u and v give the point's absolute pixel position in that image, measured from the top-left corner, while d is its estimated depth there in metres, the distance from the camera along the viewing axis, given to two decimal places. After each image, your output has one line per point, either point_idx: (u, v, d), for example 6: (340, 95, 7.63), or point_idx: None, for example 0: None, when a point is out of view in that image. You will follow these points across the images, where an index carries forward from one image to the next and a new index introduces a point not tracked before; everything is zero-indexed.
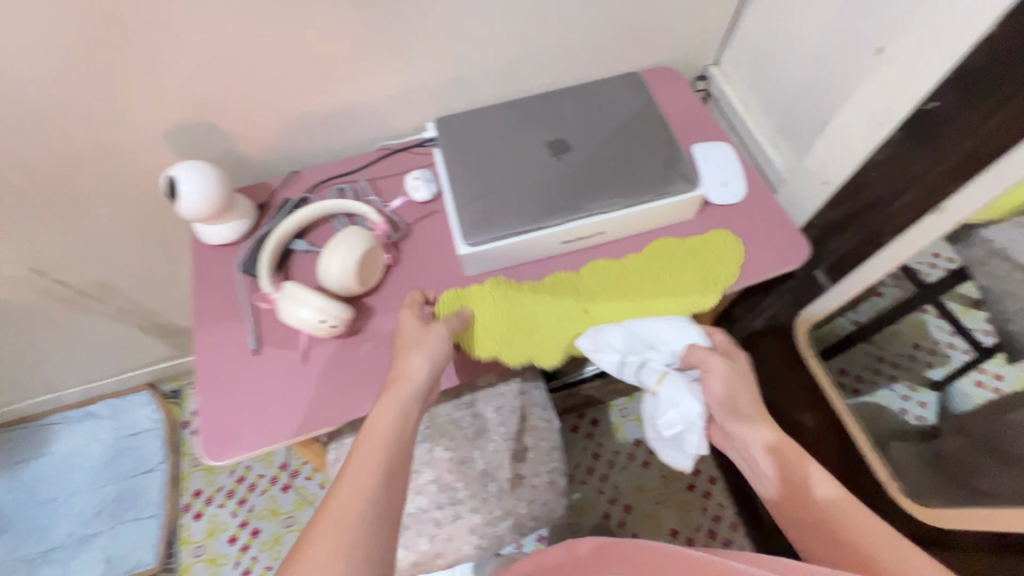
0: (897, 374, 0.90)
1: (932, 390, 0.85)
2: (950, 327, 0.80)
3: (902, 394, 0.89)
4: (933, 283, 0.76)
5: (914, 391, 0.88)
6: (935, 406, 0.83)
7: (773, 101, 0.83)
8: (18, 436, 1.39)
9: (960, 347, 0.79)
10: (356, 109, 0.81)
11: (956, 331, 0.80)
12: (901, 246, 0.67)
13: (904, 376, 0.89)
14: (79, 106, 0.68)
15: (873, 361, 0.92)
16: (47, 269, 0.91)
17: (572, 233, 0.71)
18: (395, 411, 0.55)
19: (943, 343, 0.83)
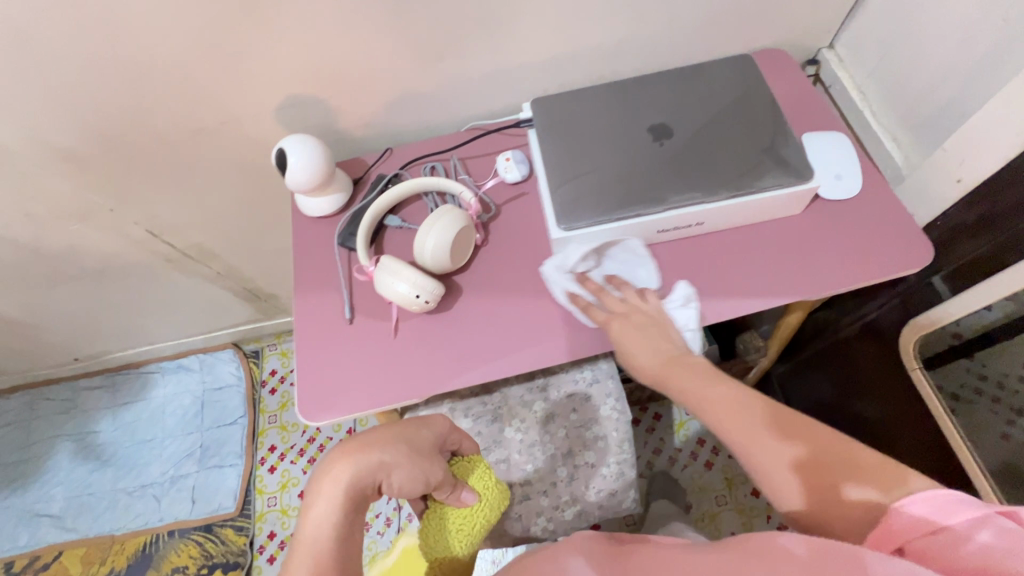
0: (1002, 396, 0.76)
1: None
2: None
3: (1005, 417, 0.77)
4: None
5: (1023, 417, 0.75)
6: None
7: (899, 88, 0.76)
8: (123, 380, 1.54)
9: None
10: (452, 88, 0.81)
11: None
12: None
13: (1009, 400, 0.76)
14: (202, 78, 0.72)
15: (973, 378, 0.79)
16: (160, 231, 0.98)
17: (670, 221, 0.68)
18: (382, 455, 0.50)
19: None
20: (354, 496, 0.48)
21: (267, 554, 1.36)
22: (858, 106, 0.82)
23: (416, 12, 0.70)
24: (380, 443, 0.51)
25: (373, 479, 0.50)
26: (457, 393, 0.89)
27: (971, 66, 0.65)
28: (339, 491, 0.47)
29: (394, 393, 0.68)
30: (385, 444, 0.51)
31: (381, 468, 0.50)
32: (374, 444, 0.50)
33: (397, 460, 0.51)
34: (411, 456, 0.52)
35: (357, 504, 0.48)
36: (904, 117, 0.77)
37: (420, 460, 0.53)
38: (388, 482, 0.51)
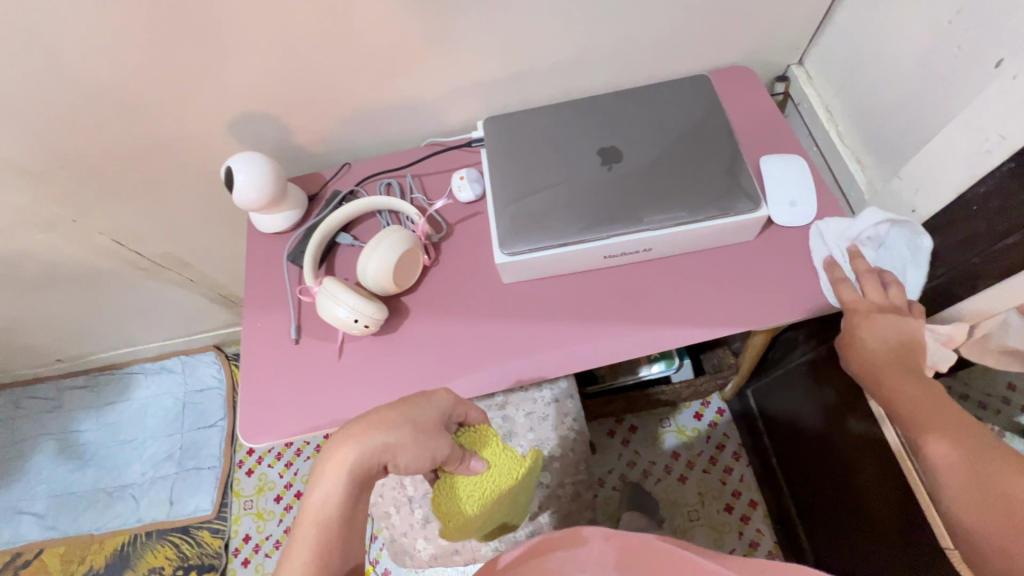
0: None
1: None
2: None
3: None
4: None
5: None
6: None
7: (863, 111, 0.74)
8: (106, 380, 1.56)
9: None
10: (409, 104, 0.81)
11: None
12: (999, 293, 0.56)
13: None
14: (154, 95, 0.72)
15: None
16: (127, 241, 0.99)
17: (616, 247, 0.67)
18: (381, 439, 0.53)
19: None
20: (357, 475, 0.53)
21: (242, 556, 1.37)
22: (824, 126, 0.80)
23: (365, 31, 0.69)
24: (381, 426, 0.54)
25: (377, 460, 0.53)
26: None
27: (927, 93, 0.63)
28: (343, 472, 0.52)
29: (335, 416, 0.67)
30: (386, 428, 0.54)
31: (383, 451, 0.53)
32: (371, 429, 0.53)
33: (399, 443, 0.54)
34: (417, 439, 0.55)
35: (362, 480, 0.53)
36: (868, 140, 0.75)
37: (427, 440, 0.55)
38: (394, 460, 0.54)
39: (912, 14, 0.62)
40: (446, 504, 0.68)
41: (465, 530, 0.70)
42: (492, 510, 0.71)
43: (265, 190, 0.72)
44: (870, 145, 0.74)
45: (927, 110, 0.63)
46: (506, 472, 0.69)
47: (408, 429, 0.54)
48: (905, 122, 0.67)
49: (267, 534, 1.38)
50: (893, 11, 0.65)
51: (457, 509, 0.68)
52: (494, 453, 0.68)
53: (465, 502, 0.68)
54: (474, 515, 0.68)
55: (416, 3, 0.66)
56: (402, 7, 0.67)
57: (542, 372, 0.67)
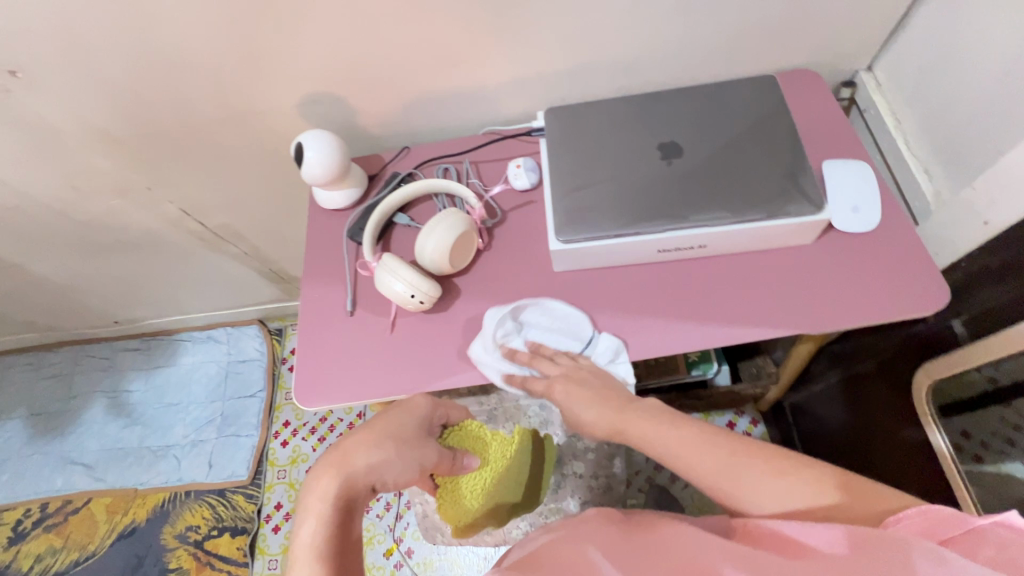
0: None
1: None
2: None
3: None
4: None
5: None
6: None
7: (935, 119, 0.72)
8: (157, 345, 1.64)
9: None
10: (470, 93, 0.83)
11: None
12: None
13: None
14: (234, 72, 0.76)
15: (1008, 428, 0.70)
16: (193, 212, 1.04)
17: (671, 242, 0.67)
18: (373, 454, 0.53)
19: None
20: (344, 501, 0.50)
21: (273, 524, 1.43)
22: (891, 134, 0.79)
23: (435, 18, 0.71)
24: (367, 445, 0.54)
25: (362, 483, 0.52)
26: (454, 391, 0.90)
27: (1009, 103, 0.61)
28: (331, 498, 0.50)
29: (384, 388, 0.70)
30: (373, 445, 0.54)
31: (374, 473, 0.53)
32: (366, 446, 0.53)
33: (386, 460, 0.54)
34: (401, 452, 0.56)
35: (351, 508, 0.51)
36: (938, 150, 0.72)
37: (413, 449, 0.57)
38: (382, 481, 0.54)
39: (997, 20, 0.60)
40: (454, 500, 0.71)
41: (475, 518, 0.76)
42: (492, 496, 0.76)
43: (330, 170, 0.75)
44: (940, 155, 0.72)
45: (1008, 120, 0.61)
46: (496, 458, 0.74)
47: (392, 444, 0.56)
48: (981, 132, 0.65)
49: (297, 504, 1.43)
50: (974, 18, 0.63)
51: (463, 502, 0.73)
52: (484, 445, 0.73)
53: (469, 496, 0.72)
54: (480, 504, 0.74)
55: None
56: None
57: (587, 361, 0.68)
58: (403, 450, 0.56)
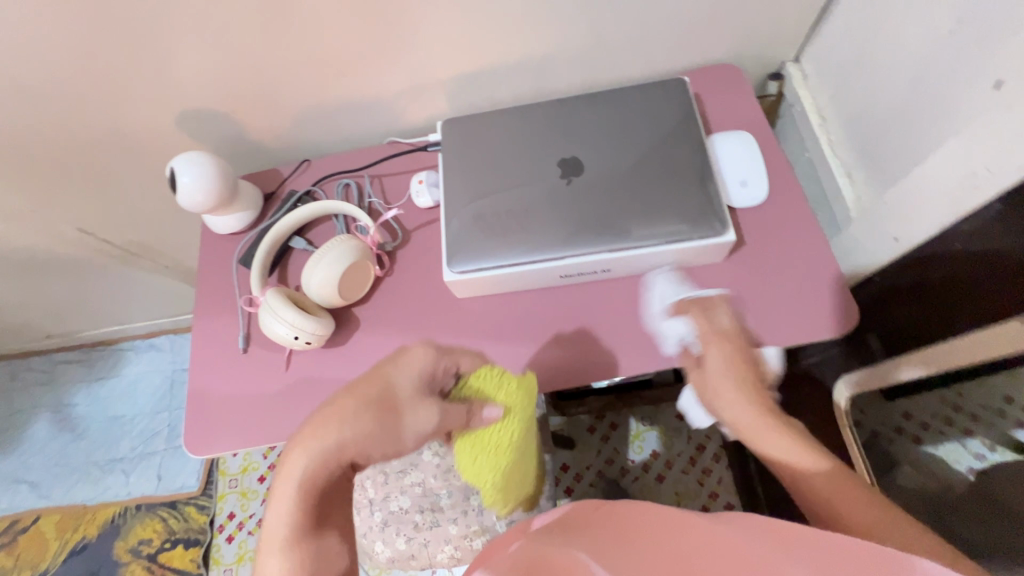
0: (973, 426, 0.60)
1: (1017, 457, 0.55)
2: None
3: (976, 450, 0.62)
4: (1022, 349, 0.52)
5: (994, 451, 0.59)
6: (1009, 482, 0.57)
7: (856, 119, 0.68)
8: (98, 356, 1.58)
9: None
10: (370, 102, 0.76)
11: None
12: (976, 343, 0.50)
13: (981, 430, 0.59)
14: (94, 93, 0.68)
15: (947, 407, 0.62)
16: (94, 230, 0.97)
17: (571, 268, 0.63)
18: (345, 436, 0.46)
19: None
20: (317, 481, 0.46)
21: (226, 533, 1.40)
22: (815, 132, 0.74)
23: (308, 26, 0.64)
24: (339, 417, 0.46)
25: (341, 458, 0.46)
26: None
27: (920, 110, 0.56)
28: (292, 488, 0.45)
29: (277, 432, 0.65)
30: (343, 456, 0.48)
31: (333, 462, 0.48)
32: (330, 451, 0.46)
33: (359, 445, 0.47)
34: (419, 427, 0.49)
35: (324, 487, 0.46)
36: (858, 153, 0.68)
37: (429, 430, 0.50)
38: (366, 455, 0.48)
39: (909, 18, 0.55)
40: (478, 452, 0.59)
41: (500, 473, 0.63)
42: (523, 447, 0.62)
43: (210, 196, 0.69)
44: (860, 159, 0.68)
45: (922, 128, 0.56)
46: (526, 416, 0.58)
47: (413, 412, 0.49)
48: (896, 138, 0.61)
49: (250, 512, 1.40)
50: (886, 15, 0.58)
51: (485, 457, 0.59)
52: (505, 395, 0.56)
53: (495, 452, 0.59)
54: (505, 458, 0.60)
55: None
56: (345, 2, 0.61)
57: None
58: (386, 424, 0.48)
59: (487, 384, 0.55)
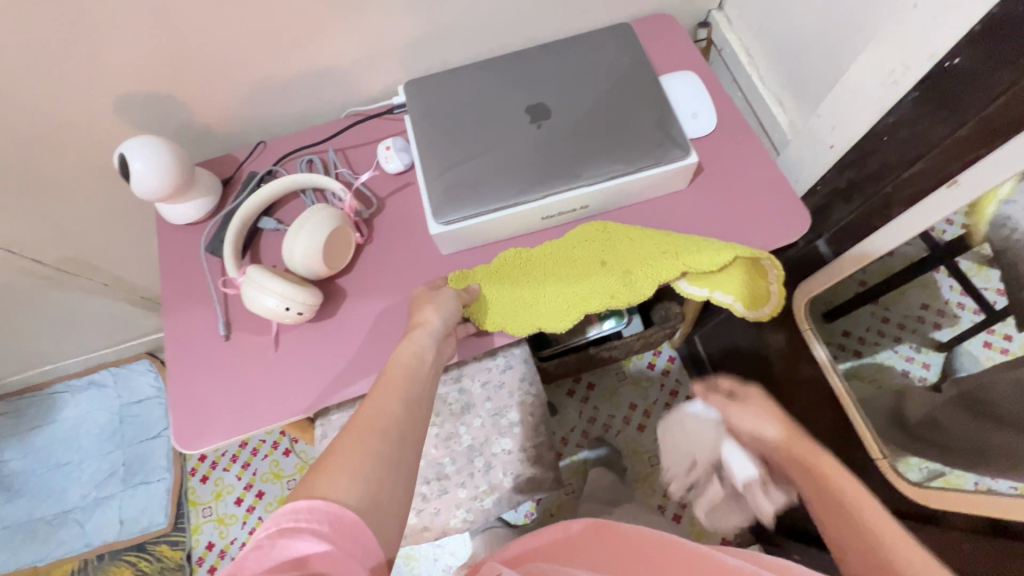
0: (902, 335, 0.84)
1: (938, 351, 0.80)
2: (961, 288, 0.72)
3: (904, 355, 0.84)
4: (945, 245, 0.66)
5: (919, 352, 0.83)
6: (938, 370, 0.78)
7: (779, 51, 0.75)
8: (27, 403, 1.42)
9: (970, 307, 0.73)
10: (324, 75, 0.75)
11: (966, 292, 0.72)
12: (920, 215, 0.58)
13: (909, 338, 0.84)
14: (19, 85, 0.63)
15: (878, 322, 0.86)
16: (20, 248, 0.88)
17: (552, 207, 0.66)
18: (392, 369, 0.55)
19: (953, 302, 0.76)
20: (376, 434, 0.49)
21: (208, 564, 1.31)
22: (745, 70, 0.82)
23: None
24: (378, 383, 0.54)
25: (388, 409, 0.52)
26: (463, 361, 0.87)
27: (836, 30, 0.64)
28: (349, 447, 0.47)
29: (278, 413, 0.64)
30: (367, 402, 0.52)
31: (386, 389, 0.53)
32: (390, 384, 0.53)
33: (407, 375, 0.55)
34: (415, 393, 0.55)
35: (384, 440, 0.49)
36: (785, 81, 0.76)
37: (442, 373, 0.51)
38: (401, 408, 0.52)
39: None
40: (492, 313, 0.66)
41: (569, 266, 0.67)
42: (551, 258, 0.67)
43: (163, 184, 0.65)
44: (787, 87, 0.76)
45: (840, 47, 0.64)
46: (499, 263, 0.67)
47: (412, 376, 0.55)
48: (817, 60, 0.68)
49: (232, 538, 1.33)
50: None
51: (507, 296, 0.66)
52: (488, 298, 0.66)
53: (500, 289, 0.66)
54: (578, 259, 0.67)
55: None
56: None
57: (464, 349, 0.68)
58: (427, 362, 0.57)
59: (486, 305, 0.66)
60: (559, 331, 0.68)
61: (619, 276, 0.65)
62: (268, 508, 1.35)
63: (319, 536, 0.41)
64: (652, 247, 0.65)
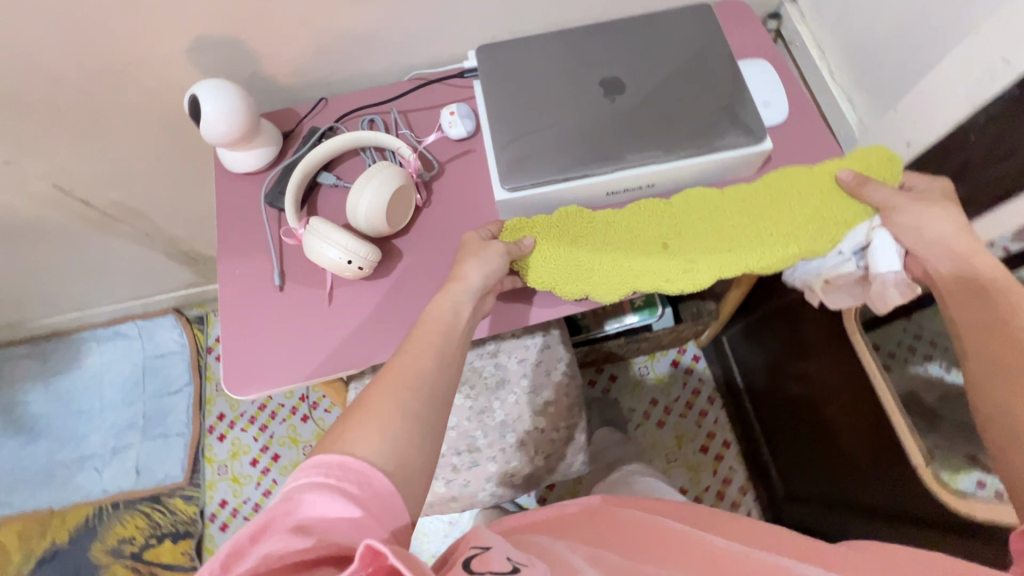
0: (933, 353, 0.83)
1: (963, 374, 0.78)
2: None
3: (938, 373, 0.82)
4: None
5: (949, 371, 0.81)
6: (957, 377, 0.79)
7: (856, 47, 0.74)
8: (55, 347, 1.44)
9: None
10: (392, 36, 0.74)
11: None
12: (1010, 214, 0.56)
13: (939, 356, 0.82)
14: (94, 19, 0.62)
15: (910, 337, 0.86)
16: (72, 188, 0.89)
17: (619, 183, 0.65)
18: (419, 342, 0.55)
19: None
20: None
21: (220, 521, 1.33)
22: (816, 65, 0.80)
23: None
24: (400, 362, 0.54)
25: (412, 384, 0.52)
26: (502, 337, 0.86)
27: (925, 29, 0.62)
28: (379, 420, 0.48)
29: (327, 367, 0.64)
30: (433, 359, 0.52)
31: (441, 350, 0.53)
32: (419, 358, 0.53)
33: (428, 344, 0.53)
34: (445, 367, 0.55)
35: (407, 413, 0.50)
36: (859, 77, 0.74)
37: None
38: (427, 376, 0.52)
39: None
40: (542, 271, 0.63)
41: (631, 245, 0.64)
42: (616, 225, 0.65)
43: (228, 139, 0.66)
44: (860, 83, 0.74)
45: (926, 46, 0.62)
46: (552, 223, 0.64)
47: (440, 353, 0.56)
48: (901, 56, 0.66)
49: (244, 498, 1.34)
50: None
51: (562, 262, 0.63)
52: (540, 257, 0.63)
53: (552, 250, 0.63)
54: (644, 229, 0.64)
55: None
56: None
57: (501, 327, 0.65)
58: (435, 329, 0.55)
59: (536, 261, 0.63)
60: (603, 301, 0.64)
61: (676, 262, 0.63)
62: (282, 471, 1.35)
63: (348, 498, 0.41)
64: (712, 235, 0.64)
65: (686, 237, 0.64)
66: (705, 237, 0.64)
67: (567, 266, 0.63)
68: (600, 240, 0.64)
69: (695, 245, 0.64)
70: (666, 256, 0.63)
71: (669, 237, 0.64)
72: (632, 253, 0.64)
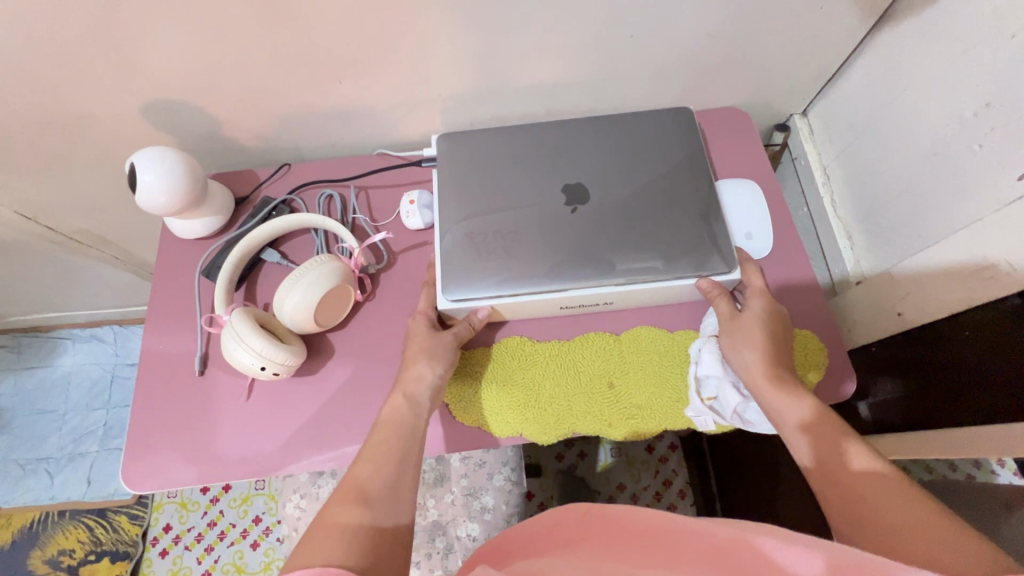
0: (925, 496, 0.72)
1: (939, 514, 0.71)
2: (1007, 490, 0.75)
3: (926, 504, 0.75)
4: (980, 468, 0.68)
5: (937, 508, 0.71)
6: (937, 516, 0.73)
7: (861, 178, 0.67)
8: (30, 342, 1.43)
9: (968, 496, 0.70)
10: (362, 113, 0.70)
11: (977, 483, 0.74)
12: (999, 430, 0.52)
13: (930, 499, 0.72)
14: (42, 79, 0.59)
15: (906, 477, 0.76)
16: (35, 215, 0.86)
17: (572, 298, 0.59)
18: None
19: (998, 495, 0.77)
20: None
21: (160, 547, 1.29)
22: (818, 189, 0.74)
23: (300, 33, 0.56)
24: None
25: None
26: None
27: (933, 189, 0.56)
28: None
29: (231, 470, 0.59)
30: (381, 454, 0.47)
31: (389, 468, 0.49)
32: None
33: None
34: None
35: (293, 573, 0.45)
36: (859, 210, 0.68)
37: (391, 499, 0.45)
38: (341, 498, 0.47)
39: (937, 93, 0.53)
40: (476, 407, 0.60)
41: (575, 386, 0.61)
42: (563, 362, 0.62)
43: (162, 216, 0.63)
44: (860, 219, 0.68)
45: (929, 208, 0.56)
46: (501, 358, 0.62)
47: None
48: (905, 207, 0.60)
49: (189, 526, 1.30)
50: (910, 83, 0.57)
51: (497, 400, 0.60)
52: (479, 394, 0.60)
53: (490, 385, 0.61)
54: (591, 371, 0.61)
55: (369, 14, 0.55)
56: (351, 15, 0.55)
57: (428, 448, 0.59)
58: None
59: (466, 396, 0.60)
60: (544, 442, 0.60)
61: (620, 409, 0.60)
62: (231, 503, 1.32)
63: None
64: (659, 386, 0.61)
65: (634, 382, 0.61)
66: (652, 388, 0.61)
67: (505, 404, 0.60)
68: (543, 376, 0.61)
69: (638, 398, 0.60)
70: (612, 401, 0.60)
71: (617, 377, 0.61)
72: (573, 395, 0.61)
